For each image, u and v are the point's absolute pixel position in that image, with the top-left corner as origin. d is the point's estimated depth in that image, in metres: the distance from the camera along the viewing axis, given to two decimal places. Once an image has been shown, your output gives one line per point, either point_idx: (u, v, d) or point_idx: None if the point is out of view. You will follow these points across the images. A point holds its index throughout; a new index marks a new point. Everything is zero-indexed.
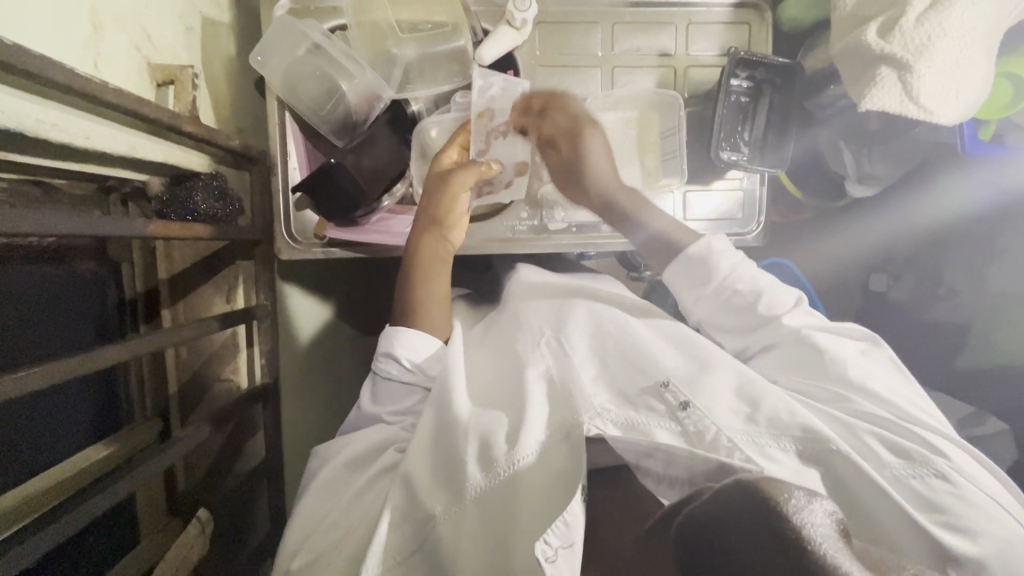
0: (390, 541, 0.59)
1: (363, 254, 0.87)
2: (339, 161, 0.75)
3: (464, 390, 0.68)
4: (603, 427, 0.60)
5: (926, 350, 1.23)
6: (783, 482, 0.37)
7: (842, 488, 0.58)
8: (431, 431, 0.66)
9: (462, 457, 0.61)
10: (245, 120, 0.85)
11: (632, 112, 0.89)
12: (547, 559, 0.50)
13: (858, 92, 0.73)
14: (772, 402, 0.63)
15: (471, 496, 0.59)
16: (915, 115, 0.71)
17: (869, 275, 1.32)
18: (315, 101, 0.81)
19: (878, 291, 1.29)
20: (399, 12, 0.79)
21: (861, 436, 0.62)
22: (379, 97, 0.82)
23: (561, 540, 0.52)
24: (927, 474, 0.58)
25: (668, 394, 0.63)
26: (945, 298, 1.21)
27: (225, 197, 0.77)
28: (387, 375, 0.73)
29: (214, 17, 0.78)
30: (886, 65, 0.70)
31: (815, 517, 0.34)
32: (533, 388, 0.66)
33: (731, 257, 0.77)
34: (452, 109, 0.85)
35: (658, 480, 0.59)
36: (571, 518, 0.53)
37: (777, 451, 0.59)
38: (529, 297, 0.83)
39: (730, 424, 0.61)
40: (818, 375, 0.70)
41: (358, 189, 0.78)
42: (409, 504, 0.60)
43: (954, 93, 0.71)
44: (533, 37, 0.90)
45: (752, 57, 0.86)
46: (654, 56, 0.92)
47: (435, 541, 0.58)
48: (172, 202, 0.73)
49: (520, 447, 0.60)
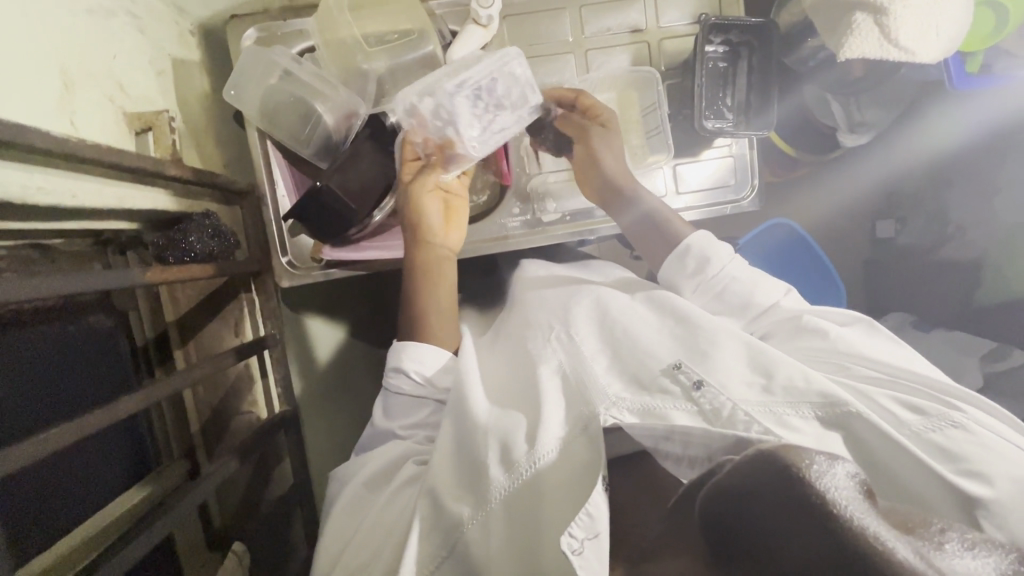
0: (420, 553, 0.59)
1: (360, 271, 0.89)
2: (324, 182, 0.76)
3: (476, 395, 0.69)
4: (619, 415, 0.60)
5: (940, 293, 1.21)
6: (802, 448, 0.37)
7: (867, 449, 0.57)
8: (450, 446, 0.66)
9: (483, 459, 0.62)
10: (230, 153, 0.85)
11: (611, 95, 0.88)
12: (573, 551, 0.51)
13: (835, 42, 0.71)
14: (786, 371, 0.62)
15: (494, 501, 0.59)
16: (897, 58, 0.70)
17: (875, 221, 1.32)
18: (292, 129, 0.80)
19: (886, 236, 1.30)
20: (364, 25, 0.79)
21: (877, 398, 0.61)
22: (357, 113, 0.81)
23: (585, 531, 0.52)
24: (947, 426, 0.57)
25: (681, 375, 0.64)
26: (954, 236, 1.18)
27: (221, 234, 0.79)
28: (398, 389, 0.75)
29: (184, 57, 0.79)
30: (861, 10, 0.68)
31: (837, 480, 0.34)
32: (547, 386, 0.66)
33: (722, 253, 0.78)
34: None
35: (677, 461, 0.57)
36: (594, 510, 0.53)
37: (795, 419, 0.59)
38: (532, 300, 0.84)
39: (746, 397, 0.60)
40: (831, 342, 0.69)
41: (345, 209, 0.78)
42: (434, 515, 0.61)
43: (934, 31, 0.68)
44: (501, 32, 0.90)
45: (728, 20, 0.84)
46: (626, 34, 0.91)
47: (466, 546, 0.58)
48: (168, 245, 0.75)
49: (539, 445, 0.60)
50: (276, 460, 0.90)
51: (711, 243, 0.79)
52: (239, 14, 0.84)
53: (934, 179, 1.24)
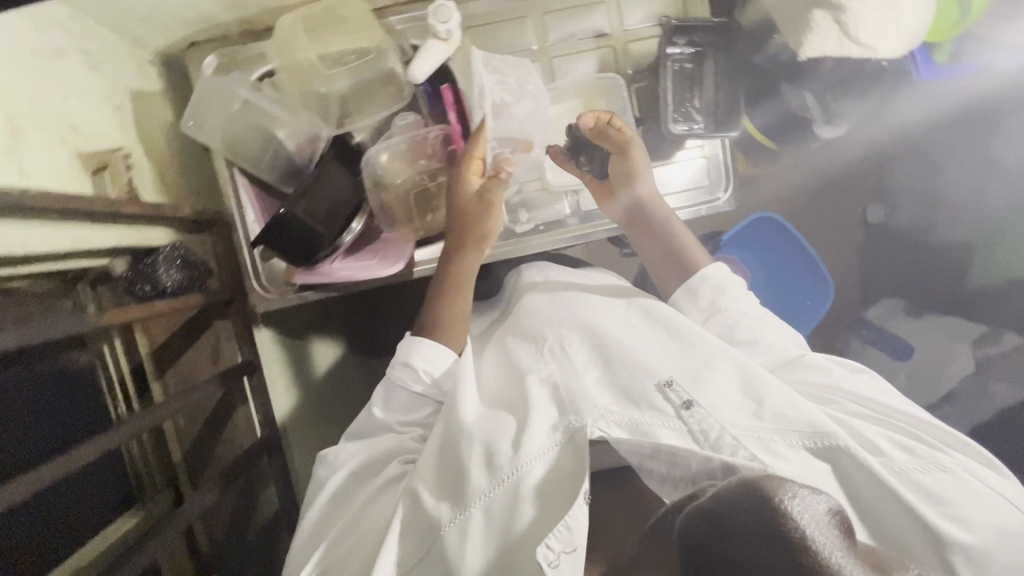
0: (403, 547, 0.60)
1: (335, 292, 0.89)
2: (289, 209, 0.75)
3: (467, 401, 0.68)
4: (607, 429, 0.62)
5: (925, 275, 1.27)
6: (784, 481, 0.37)
7: (852, 480, 0.59)
8: (438, 442, 0.66)
9: (463, 464, 0.62)
10: (196, 182, 0.85)
11: (578, 101, 0.89)
12: (549, 564, 0.53)
13: (796, 41, 0.70)
14: (777, 398, 0.64)
15: (474, 504, 0.60)
16: (858, 55, 0.68)
17: (865, 206, 1.28)
18: (255, 155, 0.80)
19: (877, 222, 1.28)
20: (319, 49, 0.78)
21: (871, 435, 0.63)
22: (320, 137, 0.81)
23: (563, 544, 0.54)
24: (936, 470, 0.59)
25: (672, 393, 0.65)
26: (946, 218, 1.22)
27: (190, 265, 0.79)
28: (403, 384, 0.72)
29: (144, 89, 0.79)
30: (820, 7, 0.67)
31: (815, 514, 0.34)
32: (535, 395, 0.67)
33: (736, 291, 0.78)
34: (396, 132, 0.85)
35: (660, 481, 0.60)
36: (573, 522, 0.55)
37: (784, 447, 0.60)
38: (522, 304, 0.83)
39: (736, 421, 0.62)
40: (826, 372, 0.71)
41: (310, 232, 0.78)
42: (415, 513, 0.61)
43: (894, 25, 0.67)
44: (464, 44, 0.89)
45: (684, 22, 0.84)
46: (590, 39, 0.90)
47: (442, 547, 0.59)
48: (137, 278, 0.76)
49: (523, 452, 0.61)
50: (262, 485, 0.90)
51: (727, 277, 0.79)
52: (196, 41, 0.83)
53: (925, 171, 1.24)
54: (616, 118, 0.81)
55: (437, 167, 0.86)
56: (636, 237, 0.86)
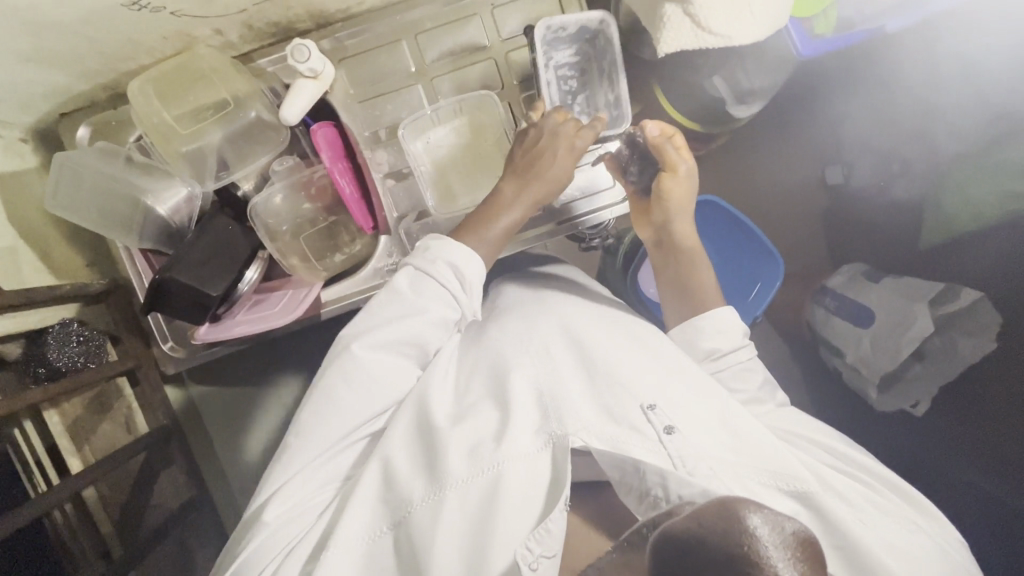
0: (367, 524, 0.65)
1: (244, 343, 0.87)
2: (165, 274, 0.74)
3: (439, 399, 0.72)
4: (587, 439, 0.64)
5: (884, 240, 1.21)
6: (746, 507, 0.47)
7: (815, 523, 0.62)
8: (407, 431, 0.70)
9: (441, 448, 0.67)
10: (89, 253, 0.84)
11: (461, 120, 0.85)
12: (528, 564, 0.58)
13: (653, 37, 0.67)
14: (755, 436, 0.66)
15: (449, 487, 0.64)
16: (716, 45, 0.66)
17: (824, 168, 1.24)
18: (127, 223, 0.78)
19: (837, 183, 1.23)
20: (172, 110, 0.78)
21: (848, 487, 0.65)
22: (195, 195, 0.79)
23: (544, 550, 0.59)
24: (901, 531, 0.63)
25: (654, 419, 0.65)
26: (901, 173, 1.16)
27: (87, 341, 0.79)
28: (436, 281, 0.69)
29: (17, 168, 0.79)
30: (671, 2, 0.64)
31: (769, 533, 0.45)
32: (519, 399, 0.69)
33: (732, 337, 0.78)
34: (276, 180, 0.83)
35: (639, 498, 0.62)
36: (552, 527, 0.59)
37: (758, 484, 0.63)
38: (505, 311, 0.83)
39: (712, 452, 0.64)
40: (801, 423, 0.75)
41: (193, 295, 0.77)
42: (386, 486, 0.67)
43: (749, 10, 0.64)
44: (340, 77, 0.87)
45: (593, 43, 0.85)
46: (469, 54, 0.88)
47: (408, 529, 0.64)
48: (33, 361, 0.75)
49: (505, 446, 0.65)
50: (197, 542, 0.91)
51: (733, 326, 0.78)
52: (67, 113, 0.82)
53: (885, 134, 1.18)
54: (680, 137, 0.81)
55: (327, 207, 0.86)
56: (655, 259, 0.86)
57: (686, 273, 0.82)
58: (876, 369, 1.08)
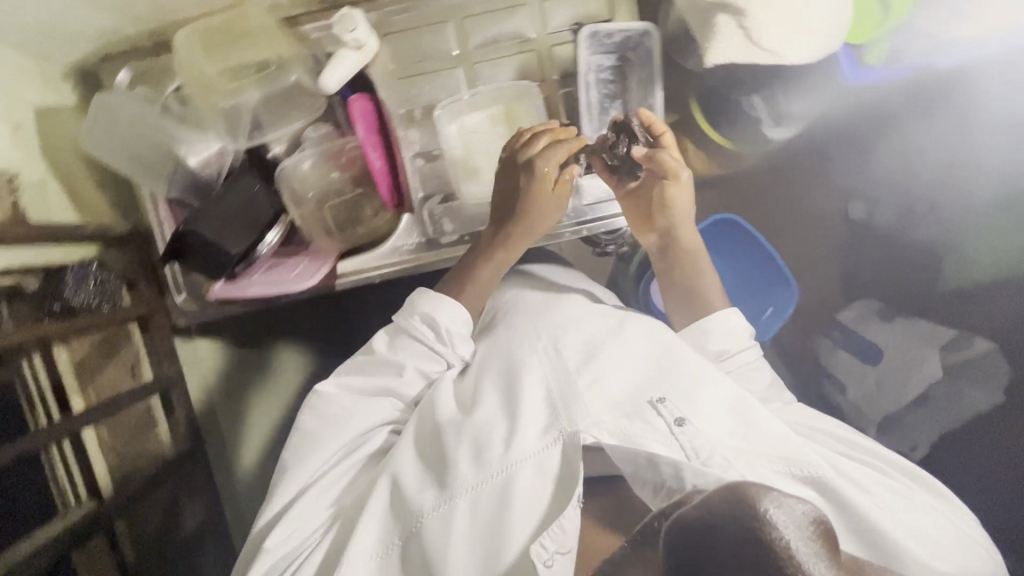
0: (377, 536, 0.65)
1: (257, 304, 0.88)
2: (188, 224, 0.76)
3: (444, 399, 0.72)
4: (599, 436, 0.63)
5: (912, 282, 1.16)
6: (761, 492, 0.58)
7: (829, 509, 0.62)
8: (416, 440, 0.71)
9: (450, 457, 0.66)
10: (114, 196, 0.85)
11: (497, 108, 0.86)
12: (543, 562, 0.58)
13: (703, 46, 0.66)
14: (766, 425, 0.66)
15: (458, 495, 0.63)
16: (765, 61, 0.65)
17: (847, 203, 1.20)
18: (161, 170, 0.79)
19: (860, 219, 1.19)
20: (218, 62, 0.78)
21: (858, 469, 0.66)
22: (227, 150, 0.80)
23: (557, 545, 0.59)
24: (910, 507, 0.64)
25: (664, 410, 0.66)
26: (928, 213, 1.13)
27: (105, 282, 0.80)
28: (419, 335, 0.74)
29: (55, 104, 0.79)
30: (723, 12, 0.63)
31: (778, 514, 0.56)
32: (530, 397, 0.69)
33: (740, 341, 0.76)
34: (308, 145, 0.84)
35: (653, 488, 0.62)
36: (566, 523, 0.60)
37: (771, 474, 0.63)
38: (511, 311, 0.81)
39: (723, 442, 0.64)
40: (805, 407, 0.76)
41: (214, 249, 0.78)
42: (396, 501, 0.66)
43: (803, 29, 0.64)
44: (382, 51, 0.87)
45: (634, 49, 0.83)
46: (512, 43, 0.87)
47: (419, 541, 0.63)
48: (47, 295, 0.75)
49: (513, 448, 0.65)
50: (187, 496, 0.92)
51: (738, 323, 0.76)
52: (110, 55, 0.83)
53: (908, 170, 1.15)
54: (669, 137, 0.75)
55: (354, 177, 0.87)
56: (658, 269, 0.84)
57: (691, 274, 0.81)
58: (881, 408, 1.06)
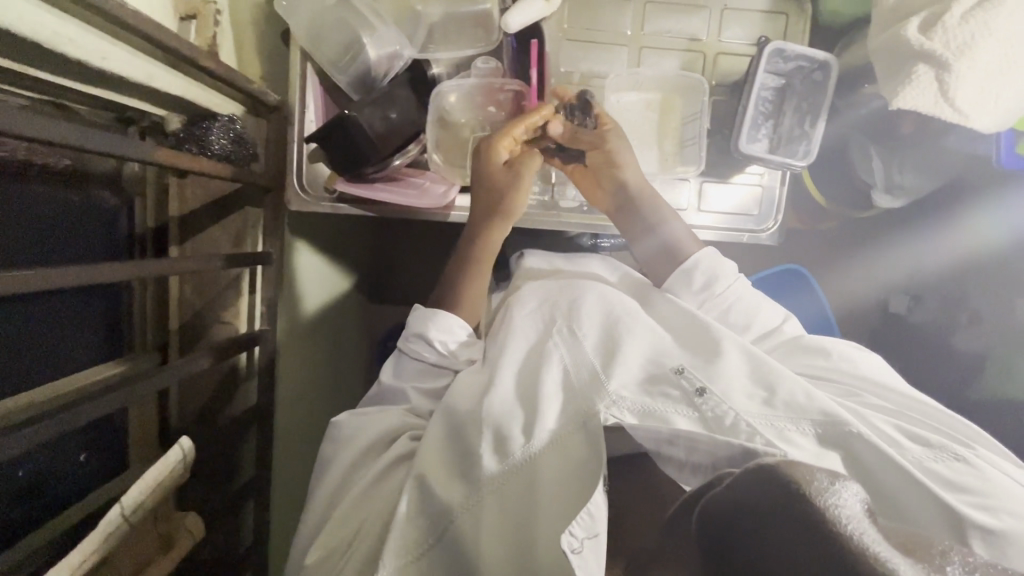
0: (407, 532, 0.60)
1: (372, 212, 0.88)
2: (352, 113, 0.75)
3: (458, 393, 0.71)
4: (620, 415, 0.62)
5: (935, 373, 1.19)
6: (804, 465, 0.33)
7: (857, 472, 0.61)
8: (441, 435, 0.67)
9: (475, 451, 0.63)
10: (270, 67, 0.85)
11: (655, 95, 0.89)
12: (573, 550, 0.51)
13: (890, 90, 0.69)
14: (787, 387, 0.66)
15: (485, 487, 0.61)
16: (949, 118, 0.69)
17: (888, 296, 1.29)
18: (337, 55, 0.81)
19: (897, 312, 1.26)
20: None
21: (882, 424, 0.66)
22: (400, 55, 0.82)
23: (585, 531, 0.52)
24: (948, 457, 0.62)
25: (684, 380, 0.67)
26: (967, 325, 1.15)
27: (242, 140, 0.78)
28: (416, 353, 0.78)
29: None
30: (924, 62, 0.66)
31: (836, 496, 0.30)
32: (548, 377, 0.68)
33: (729, 278, 0.82)
34: (473, 74, 0.86)
35: (679, 467, 0.60)
36: (594, 509, 0.54)
37: (795, 435, 0.62)
38: (530, 293, 0.82)
39: (743, 405, 0.64)
40: (819, 358, 0.77)
41: (369, 145, 0.78)
42: (423, 500, 0.61)
43: (994, 98, 0.69)
44: (561, 9, 0.89)
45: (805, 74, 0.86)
46: (683, 40, 0.90)
47: (455, 539, 0.59)
48: (188, 138, 0.75)
49: (534, 438, 0.62)
50: (244, 379, 0.87)
51: (719, 261, 0.82)
52: None
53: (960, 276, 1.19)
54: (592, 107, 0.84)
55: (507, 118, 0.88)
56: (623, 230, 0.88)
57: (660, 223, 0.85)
58: None
